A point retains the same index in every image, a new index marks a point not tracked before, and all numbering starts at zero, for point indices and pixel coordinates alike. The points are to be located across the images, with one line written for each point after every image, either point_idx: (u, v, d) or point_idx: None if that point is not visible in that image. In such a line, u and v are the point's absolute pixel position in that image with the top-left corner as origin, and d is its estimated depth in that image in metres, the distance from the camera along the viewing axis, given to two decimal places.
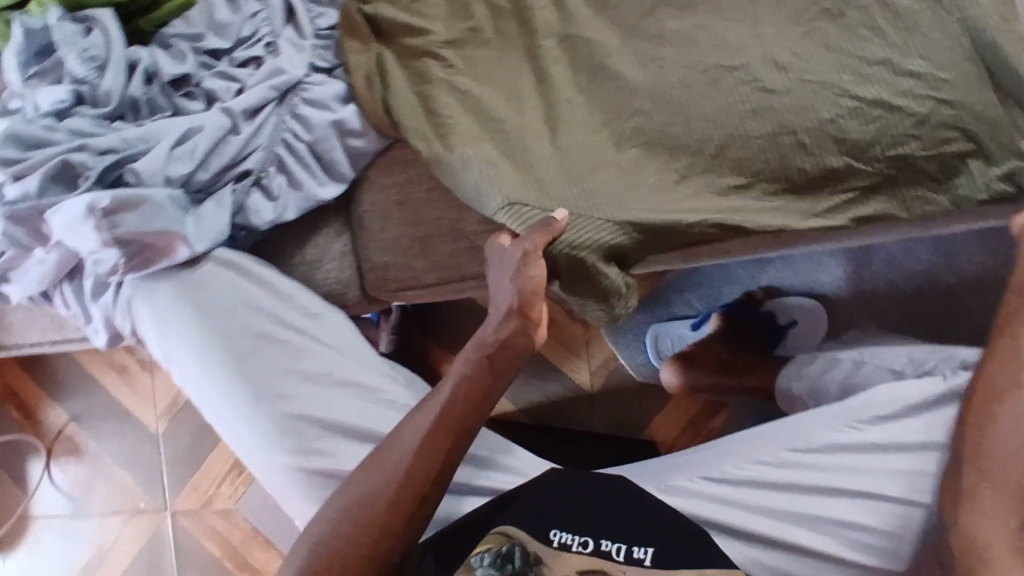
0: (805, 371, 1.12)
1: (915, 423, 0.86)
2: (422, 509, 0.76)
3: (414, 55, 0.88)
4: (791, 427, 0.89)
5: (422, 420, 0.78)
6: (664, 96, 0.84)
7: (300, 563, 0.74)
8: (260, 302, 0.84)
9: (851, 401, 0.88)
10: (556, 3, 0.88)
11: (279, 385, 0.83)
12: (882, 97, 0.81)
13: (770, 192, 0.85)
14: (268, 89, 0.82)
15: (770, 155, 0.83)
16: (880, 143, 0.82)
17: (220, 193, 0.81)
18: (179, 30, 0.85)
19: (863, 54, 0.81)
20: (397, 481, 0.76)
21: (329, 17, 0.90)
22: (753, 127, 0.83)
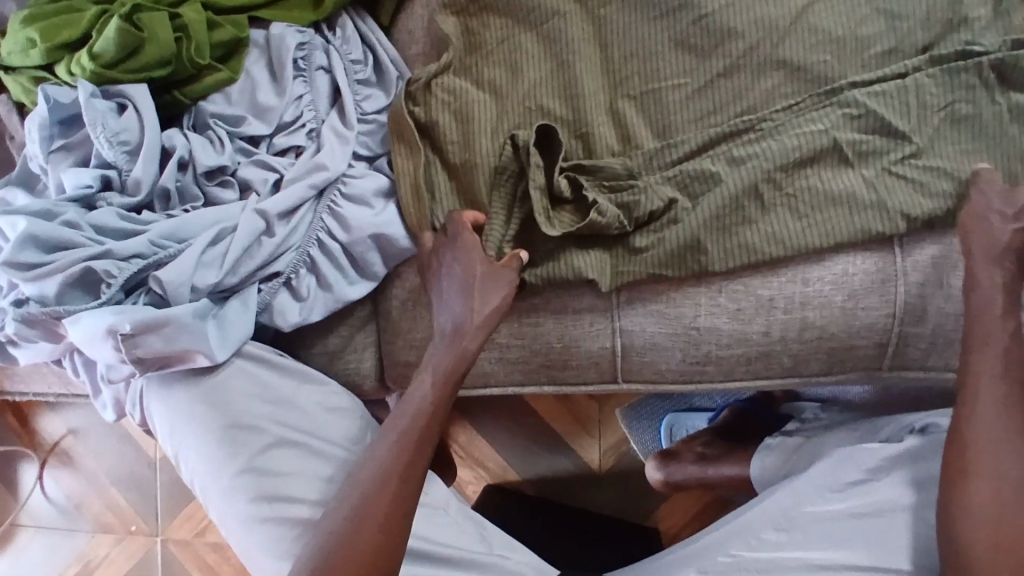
0: (778, 457, 1.09)
1: (911, 483, 0.83)
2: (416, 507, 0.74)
3: (458, 157, 0.83)
4: (778, 501, 0.88)
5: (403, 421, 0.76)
6: (686, 175, 0.80)
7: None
8: (276, 393, 0.80)
9: (824, 468, 0.88)
10: (615, 118, 0.84)
11: (287, 487, 0.77)
12: (916, 196, 0.77)
13: (797, 247, 0.78)
14: (306, 187, 0.79)
15: (797, 235, 0.78)
16: (919, 212, 0.77)
17: (245, 293, 0.77)
18: (219, 109, 0.82)
19: (887, 152, 0.78)
20: (376, 524, 0.71)
21: (376, 100, 0.86)
22: (781, 219, 0.79)
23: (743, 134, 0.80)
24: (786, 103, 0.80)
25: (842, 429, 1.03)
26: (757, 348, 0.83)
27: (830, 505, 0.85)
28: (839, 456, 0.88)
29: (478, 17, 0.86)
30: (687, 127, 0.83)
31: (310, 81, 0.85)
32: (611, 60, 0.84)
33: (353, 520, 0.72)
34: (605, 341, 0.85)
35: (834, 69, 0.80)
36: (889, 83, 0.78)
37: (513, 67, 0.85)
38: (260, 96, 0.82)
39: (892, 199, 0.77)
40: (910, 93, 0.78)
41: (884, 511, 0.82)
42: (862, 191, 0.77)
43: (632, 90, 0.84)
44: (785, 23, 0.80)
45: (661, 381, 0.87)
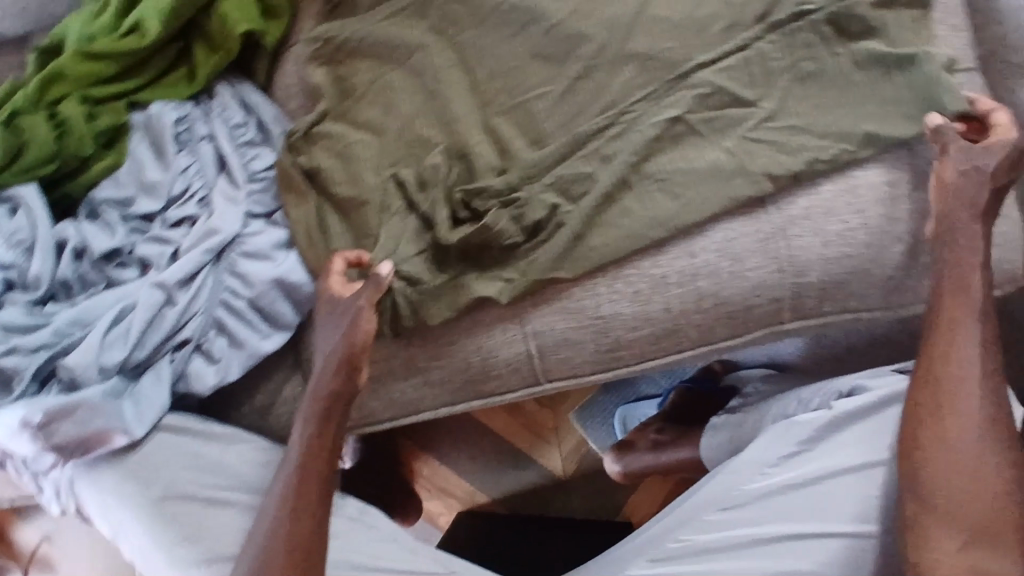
0: (726, 437, 1.10)
1: (855, 445, 0.84)
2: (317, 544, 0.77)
3: (349, 199, 0.87)
4: (720, 481, 0.90)
5: (289, 465, 0.80)
6: (561, 178, 0.84)
7: None
8: (203, 458, 0.82)
9: (759, 445, 0.89)
10: (492, 136, 0.87)
11: (228, 544, 0.79)
12: (777, 158, 0.82)
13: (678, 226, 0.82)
14: (201, 253, 0.82)
15: (675, 213, 0.82)
16: (783, 173, 0.81)
17: (158, 365, 0.80)
18: (108, 194, 0.85)
19: (744, 121, 0.83)
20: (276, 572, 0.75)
21: (263, 158, 0.89)
22: (658, 202, 0.83)
23: (608, 128, 0.85)
24: (643, 93, 0.84)
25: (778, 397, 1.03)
26: (663, 324, 0.86)
27: (768, 480, 0.87)
28: (776, 431, 0.89)
29: (345, 63, 0.89)
30: (559, 132, 0.86)
31: (194, 151, 0.88)
32: (478, 80, 0.88)
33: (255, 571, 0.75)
34: (520, 346, 0.88)
35: (681, 53, 0.84)
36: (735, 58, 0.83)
37: (386, 104, 0.88)
38: (146, 174, 0.85)
39: (754, 162, 0.81)
40: (753, 64, 0.83)
41: (819, 480, 0.84)
42: (728, 161, 0.82)
43: (501, 106, 0.88)
44: (628, 18, 0.85)
45: (582, 373, 0.89)
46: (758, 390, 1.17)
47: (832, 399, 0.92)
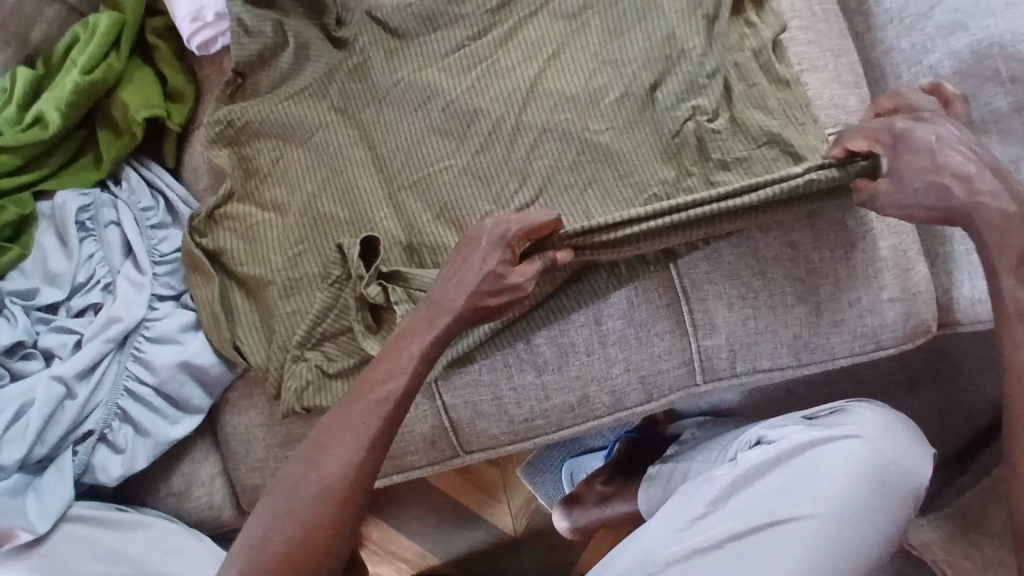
0: (658, 491, 1.02)
1: (773, 494, 0.81)
2: (349, 513, 0.73)
3: (255, 279, 0.88)
4: (639, 544, 0.84)
5: (366, 419, 0.75)
6: None
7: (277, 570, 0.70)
8: (113, 546, 0.83)
9: (671, 508, 0.85)
10: (396, 210, 0.88)
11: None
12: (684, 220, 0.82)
13: (589, 286, 0.84)
14: (104, 342, 0.81)
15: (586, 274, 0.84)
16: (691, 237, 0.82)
17: (61, 459, 0.80)
18: (13, 286, 0.85)
19: (640, 185, 0.83)
20: (304, 529, 0.71)
21: (172, 240, 0.90)
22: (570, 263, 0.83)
23: (512, 199, 0.85)
24: (544, 161, 0.85)
25: (714, 442, 0.99)
26: (574, 392, 0.86)
27: (685, 541, 0.81)
28: (684, 494, 0.86)
29: (248, 143, 0.90)
30: (466, 205, 0.86)
31: (100, 238, 0.88)
32: (380, 156, 0.89)
33: (300, 516, 0.72)
34: (434, 419, 0.87)
35: (576, 124, 0.85)
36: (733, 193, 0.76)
37: (290, 184, 0.89)
38: (50, 265, 0.86)
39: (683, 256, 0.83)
40: (647, 127, 0.84)
41: (739, 539, 0.80)
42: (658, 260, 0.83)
43: (404, 181, 0.88)
44: (522, 92, 0.86)
45: (498, 444, 0.88)
46: (695, 435, 1.09)
47: (739, 447, 0.89)
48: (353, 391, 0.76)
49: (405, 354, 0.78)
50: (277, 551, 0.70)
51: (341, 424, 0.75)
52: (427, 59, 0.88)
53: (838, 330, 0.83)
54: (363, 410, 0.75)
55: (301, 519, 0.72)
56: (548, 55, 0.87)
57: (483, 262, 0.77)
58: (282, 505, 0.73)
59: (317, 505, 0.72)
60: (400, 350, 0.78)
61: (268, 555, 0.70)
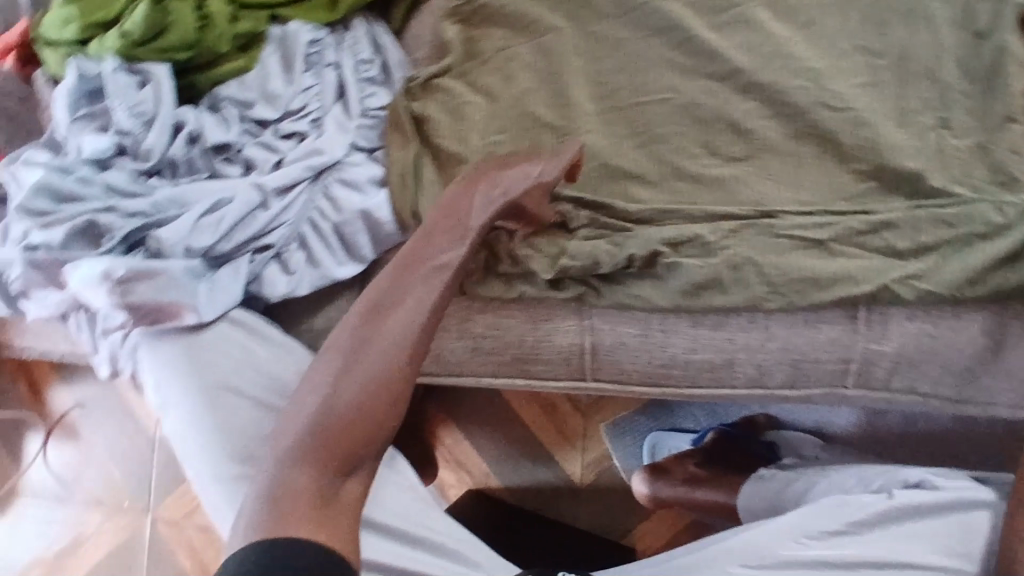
0: (770, 490, 1.05)
1: (918, 536, 0.80)
2: (412, 370, 0.76)
3: (449, 154, 0.89)
4: (763, 539, 0.83)
5: (425, 284, 0.78)
6: (671, 186, 0.85)
7: (343, 420, 0.72)
8: (257, 357, 0.82)
9: (803, 514, 0.84)
10: (605, 126, 0.87)
11: (254, 447, 0.79)
12: (895, 217, 0.80)
13: (793, 246, 0.81)
14: (304, 168, 0.85)
15: (795, 241, 0.81)
16: (911, 236, 0.80)
17: (238, 261, 0.82)
18: (232, 93, 0.88)
19: (859, 169, 0.82)
20: (372, 383, 0.74)
21: (379, 97, 0.92)
22: (782, 222, 0.81)
23: (727, 149, 0.84)
24: (768, 121, 0.84)
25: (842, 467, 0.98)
26: (721, 354, 0.85)
27: (806, 551, 0.81)
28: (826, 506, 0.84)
29: (479, 27, 0.92)
30: (676, 142, 0.85)
31: (318, 74, 0.91)
32: (602, 71, 0.88)
33: (367, 373, 0.74)
34: (576, 337, 0.88)
35: (811, 95, 0.83)
36: (946, 211, 0.79)
37: (507, 74, 0.90)
38: (271, 84, 0.89)
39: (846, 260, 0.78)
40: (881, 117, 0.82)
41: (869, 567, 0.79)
42: (829, 266, 0.80)
43: (620, 101, 0.87)
44: (768, 47, 0.85)
45: (627, 382, 0.89)
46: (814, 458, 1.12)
47: (896, 486, 0.88)
48: (409, 256, 0.80)
49: (458, 227, 0.81)
50: (351, 406, 0.72)
51: (400, 289, 0.77)
52: None
53: (1012, 377, 0.80)
54: (421, 273, 0.79)
55: (370, 376, 0.74)
56: (802, 23, 0.86)
57: (534, 176, 0.82)
58: (344, 360, 0.75)
59: (384, 365, 0.75)
60: (448, 227, 0.80)
61: (341, 408, 0.72)
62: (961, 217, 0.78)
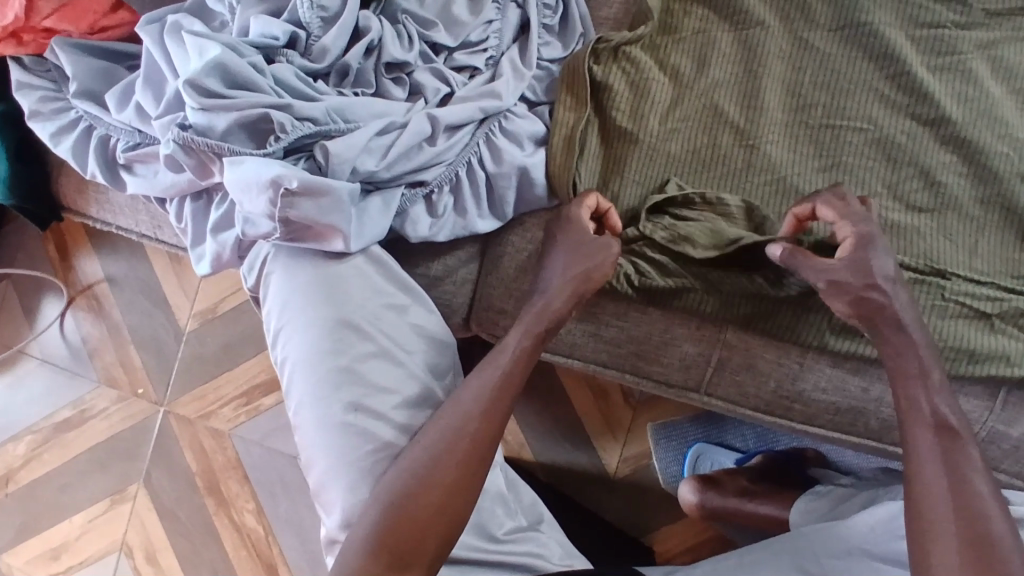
0: (824, 505, 1.04)
1: None
2: (478, 467, 0.72)
3: (621, 130, 0.84)
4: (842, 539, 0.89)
5: (491, 379, 0.75)
6: None
7: (402, 514, 0.69)
8: (387, 303, 0.78)
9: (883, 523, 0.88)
10: (789, 142, 0.84)
11: (370, 397, 0.74)
12: None
13: (955, 314, 0.79)
14: (477, 109, 0.78)
15: (959, 310, 0.79)
16: None
17: (390, 191, 0.77)
18: (412, 8, 0.80)
19: None
20: (435, 479, 0.70)
21: (553, 49, 0.87)
22: (953, 285, 0.79)
23: (911, 197, 0.82)
24: (960, 177, 0.81)
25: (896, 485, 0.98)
26: (850, 401, 0.83)
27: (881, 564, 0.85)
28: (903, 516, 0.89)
29: (680, 2, 0.87)
30: (860, 176, 0.82)
31: (502, 10, 0.84)
32: (800, 84, 0.84)
33: (428, 467, 0.70)
34: (705, 348, 0.85)
35: (1013, 163, 0.80)
36: None
37: (700, 60, 0.85)
38: (455, 8, 0.81)
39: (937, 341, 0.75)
40: None
41: None
42: (983, 339, 0.78)
43: (811, 119, 0.84)
44: (981, 102, 0.81)
45: (740, 403, 0.86)
46: (875, 476, 1.06)
47: None
48: (481, 360, 0.77)
49: (524, 322, 0.78)
50: (413, 497, 0.69)
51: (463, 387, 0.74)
52: (902, 18, 0.83)
53: None
54: (485, 373, 0.76)
55: (427, 472, 0.70)
56: (1021, 87, 0.82)
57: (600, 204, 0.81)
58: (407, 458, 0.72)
59: (449, 458, 0.71)
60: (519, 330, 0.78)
61: (403, 503, 0.69)
62: None
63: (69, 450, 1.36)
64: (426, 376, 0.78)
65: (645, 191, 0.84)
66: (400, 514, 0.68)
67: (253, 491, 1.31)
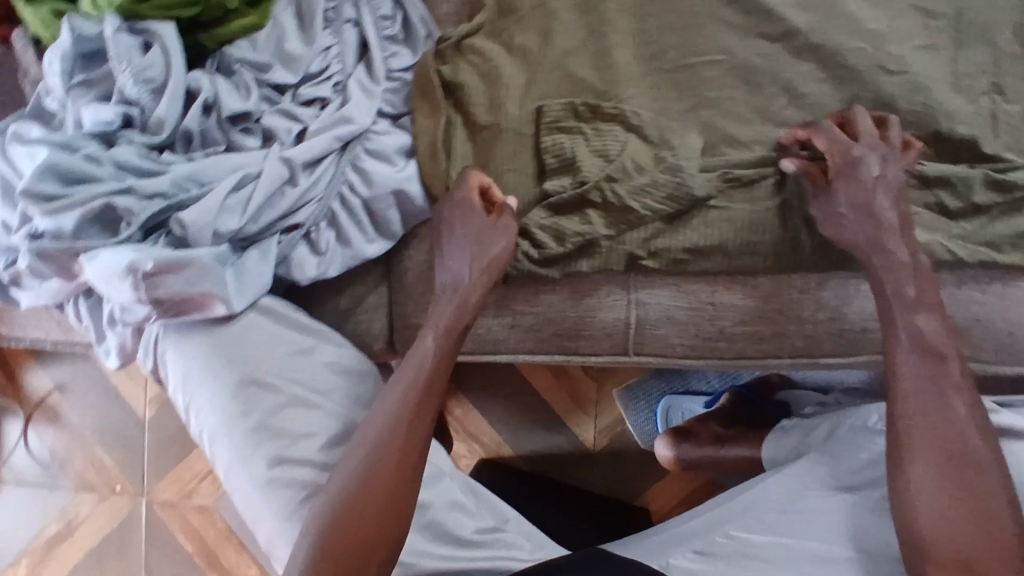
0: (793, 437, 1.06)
1: None
2: (412, 477, 0.72)
3: (483, 124, 0.84)
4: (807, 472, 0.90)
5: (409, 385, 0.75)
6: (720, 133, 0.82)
7: (341, 537, 0.68)
8: (293, 349, 0.77)
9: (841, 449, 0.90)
10: (650, 91, 0.84)
11: (290, 447, 0.74)
12: (944, 176, 0.80)
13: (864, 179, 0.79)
14: (332, 139, 0.78)
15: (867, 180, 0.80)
16: (961, 198, 0.80)
17: (266, 243, 0.76)
18: (244, 54, 0.79)
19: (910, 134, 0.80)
20: (368, 499, 0.69)
21: (402, 58, 0.85)
22: None
23: (779, 114, 0.82)
24: (822, 82, 0.81)
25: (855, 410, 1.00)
26: (769, 326, 0.83)
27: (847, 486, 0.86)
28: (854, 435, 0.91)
29: None
30: (726, 104, 0.82)
31: (337, 33, 0.83)
32: (646, 30, 0.84)
33: (360, 486, 0.70)
34: (621, 312, 0.85)
35: (867, 58, 0.81)
36: (1005, 172, 0.79)
37: (544, 33, 0.85)
38: (287, 44, 0.80)
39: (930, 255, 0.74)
40: (919, 91, 0.80)
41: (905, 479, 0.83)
42: None
43: (666, 62, 0.83)
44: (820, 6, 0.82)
45: (671, 355, 0.86)
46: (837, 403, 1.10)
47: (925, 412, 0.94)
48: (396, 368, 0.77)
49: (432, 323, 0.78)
50: (350, 521, 0.68)
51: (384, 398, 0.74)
52: None
53: None
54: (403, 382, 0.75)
55: (355, 499, 0.69)
56: None
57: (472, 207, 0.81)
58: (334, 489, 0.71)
59: (379, 474, 0.71)
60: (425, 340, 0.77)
61: (340, 528, 0.68)
62: (1009, 188, 0.79)
63: (63, 564, 1.35)
64: (348, 412, 0.78)
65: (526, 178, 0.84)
66: (334, 544, 0.68)
67: (253, 554, 1.32)
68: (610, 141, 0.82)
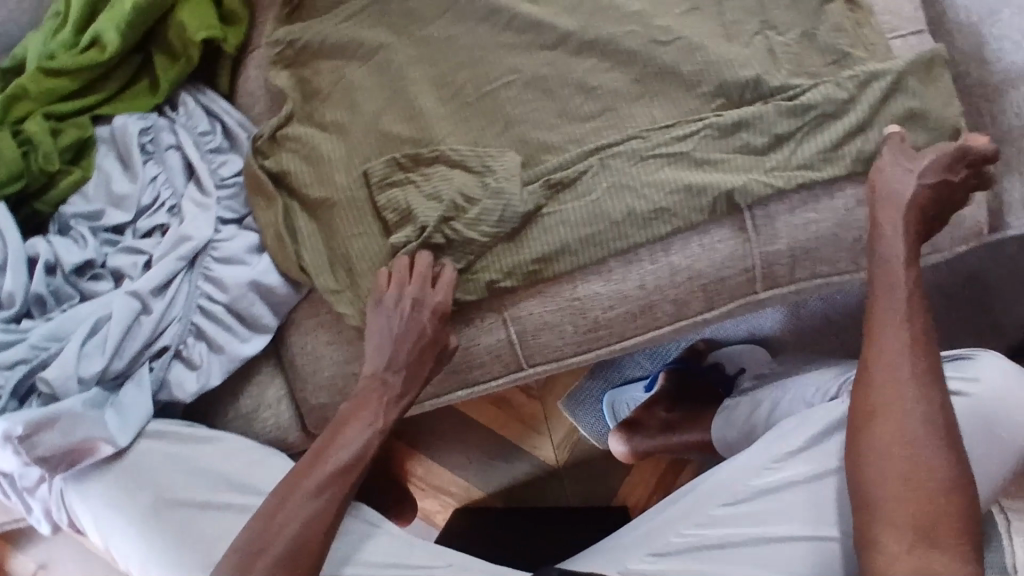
0: (736, 416, 1.08)
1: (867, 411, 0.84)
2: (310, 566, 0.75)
3: (317, 200, 0.87)
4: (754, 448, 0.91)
5: (323, 477, 0.77)
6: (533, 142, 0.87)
7: None
8: (194, 462, 0.81)
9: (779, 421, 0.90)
10: (460, 125, 0.88)
11: (210, 549, 0.77)
12: (742, 119, 0.83)
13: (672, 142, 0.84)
14: (175, 260, 0.82)
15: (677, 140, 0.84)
16: (768, 133, 0.83)
17: (138, 373, 0.81)
18: (77, 208, 0.85)
19: (702, 90, 0.85)
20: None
21: (232, 164, 0.90)
22: (657, 140, 0.85)
23: (581, 110, 0.87)
24: (609, 71, 0.87)
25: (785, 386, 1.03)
26: (638, 301, 0.87)
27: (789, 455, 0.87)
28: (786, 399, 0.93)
29: (309, 65, 0.91)
30: (531, 115, 0.87)
31: (161, 161, 0.88)
32: (440, 72, 0.89)
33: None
34: (501, 332, 0.89)
35: (641, 37, 0.86)
36: (800, 98, 0.83)
37: (350, 104, 0.89)
38: (115, 186, 0.85)
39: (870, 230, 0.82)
40: (698, 50, 0.85)
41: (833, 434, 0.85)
42: (696, 178, 0.83)
43: (468, 95, 0.88)
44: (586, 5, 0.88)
45: (563, 356, 0.90)
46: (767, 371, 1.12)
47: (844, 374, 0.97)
48: (307, 453, 0.79)
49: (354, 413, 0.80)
50: None
51: (303, 489, 0.76)
52: None
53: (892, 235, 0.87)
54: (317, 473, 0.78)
55: None
56: None
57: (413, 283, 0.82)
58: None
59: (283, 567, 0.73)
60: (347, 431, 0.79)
61: None
62: (806, 112, 0.83)
63: None
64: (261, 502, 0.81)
65: (371, 238, 0.86)
66: None
67: None
68: (438, 181, 0.85)
